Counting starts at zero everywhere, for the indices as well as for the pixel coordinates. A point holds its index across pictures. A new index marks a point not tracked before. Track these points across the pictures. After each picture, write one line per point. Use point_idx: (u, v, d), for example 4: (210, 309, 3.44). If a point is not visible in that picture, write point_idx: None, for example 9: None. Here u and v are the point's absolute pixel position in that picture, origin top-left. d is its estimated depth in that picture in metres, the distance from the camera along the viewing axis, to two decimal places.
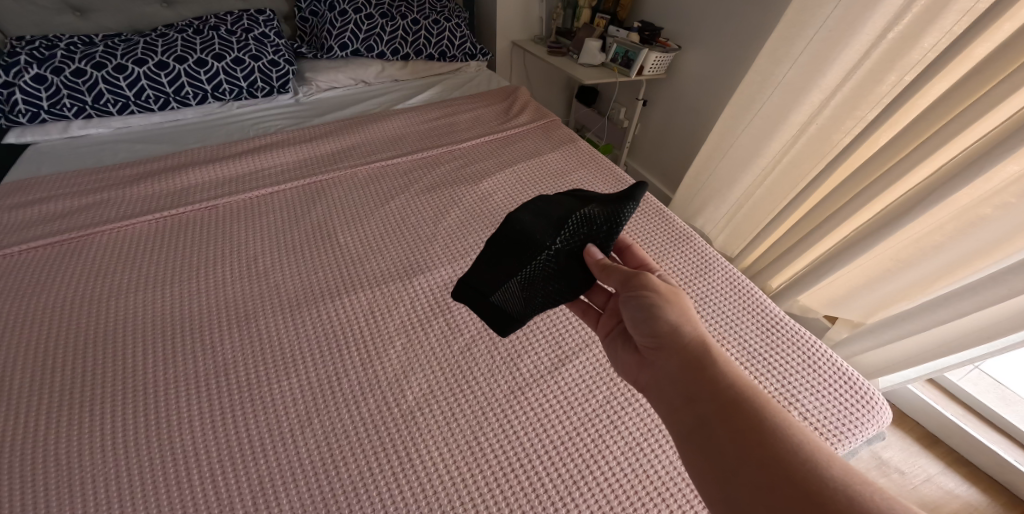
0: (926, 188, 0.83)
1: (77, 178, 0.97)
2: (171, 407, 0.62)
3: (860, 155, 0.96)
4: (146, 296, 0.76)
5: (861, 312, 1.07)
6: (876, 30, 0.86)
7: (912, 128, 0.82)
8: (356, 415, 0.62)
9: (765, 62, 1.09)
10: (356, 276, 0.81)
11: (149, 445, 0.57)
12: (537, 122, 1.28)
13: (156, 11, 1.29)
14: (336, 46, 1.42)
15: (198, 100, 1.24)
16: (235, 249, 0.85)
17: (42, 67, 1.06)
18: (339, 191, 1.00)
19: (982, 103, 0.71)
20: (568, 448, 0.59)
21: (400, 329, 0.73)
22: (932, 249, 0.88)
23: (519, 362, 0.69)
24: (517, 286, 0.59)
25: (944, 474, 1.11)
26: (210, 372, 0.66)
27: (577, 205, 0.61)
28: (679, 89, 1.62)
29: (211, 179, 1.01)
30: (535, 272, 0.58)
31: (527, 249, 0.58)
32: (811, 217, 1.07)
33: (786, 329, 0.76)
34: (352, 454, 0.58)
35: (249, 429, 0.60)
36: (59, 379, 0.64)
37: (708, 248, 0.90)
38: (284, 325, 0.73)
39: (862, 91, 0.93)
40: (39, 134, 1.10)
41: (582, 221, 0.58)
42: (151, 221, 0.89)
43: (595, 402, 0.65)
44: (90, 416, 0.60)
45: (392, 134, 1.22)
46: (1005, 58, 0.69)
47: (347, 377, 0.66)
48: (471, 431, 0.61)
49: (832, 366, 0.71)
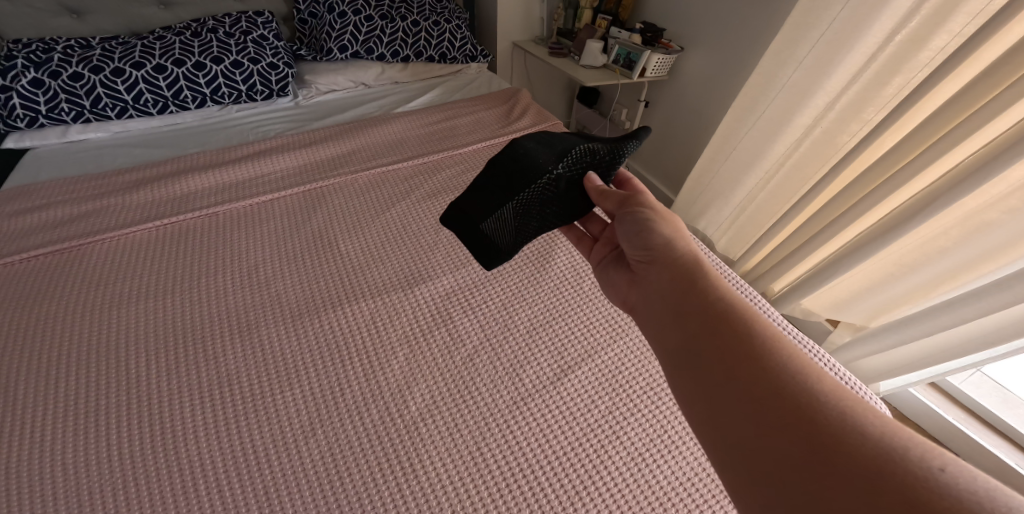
0: (932, 192, 0.82)
1: (77, 184, 0.97)
2: (173, 419, 0.61)
3: (865, 159, 0.95)
4: (147, 305, 0.76)
5: (863, 315, 1.07)
6: (883, 32, 0.86)
7: (919, 133, 0.82)
8: (359, 425, 0.62)
9: (769, 65, 1.08)
10: (357, 284, 0.81)
11: (152, 458, 0.57)
12: (539, 125, 1.28)
13: (154, 13, 1.29)
14: (335, 48, 1.41)
15: (197, 104, 1.23)
16: (236, 257, 0.85)
17: (39, 71, 1.05)
18: (340, 198, 0.99)
19: (998, 103, 0.70)
20: (571, 459, 0.59)
21: (402, 339, 0.73)
22: (937, 253, 0.88)
23: (521, 372, 0.69)
24: (513, 215, 0.62)
25: None
26: (212, 383, 0.66)
27: (581, 141, 0.65)
28: (681, 90, 1.61)
29: (211, 185, 1.00)
30: (534, 197, 0.60)
31: (529, 173, 0.59)
32: (815, 221, 1.06)
33: (789, 338, 0.75)
34: (355, 466, 0.58)
35: (252, 441, 0.60)
36: (63, 389, 0.64)
37: (711, 256, 0.90)
38: (286, 335, 0.72)
39: (868, 94, 0.92)
40: (37, 138, 1.09)
41: (585, 153, 0.61)
42: (152, 228, 0.89)
43: (597, 412, 0.64)
44: (93, 428, 0.60)
45: (393, 138, 1.21)
46: (1017, 59, 0.67)
47: (349, 387, 0.66)
48: (475, 442, 0.61)
49: (835, 375, 0.70)
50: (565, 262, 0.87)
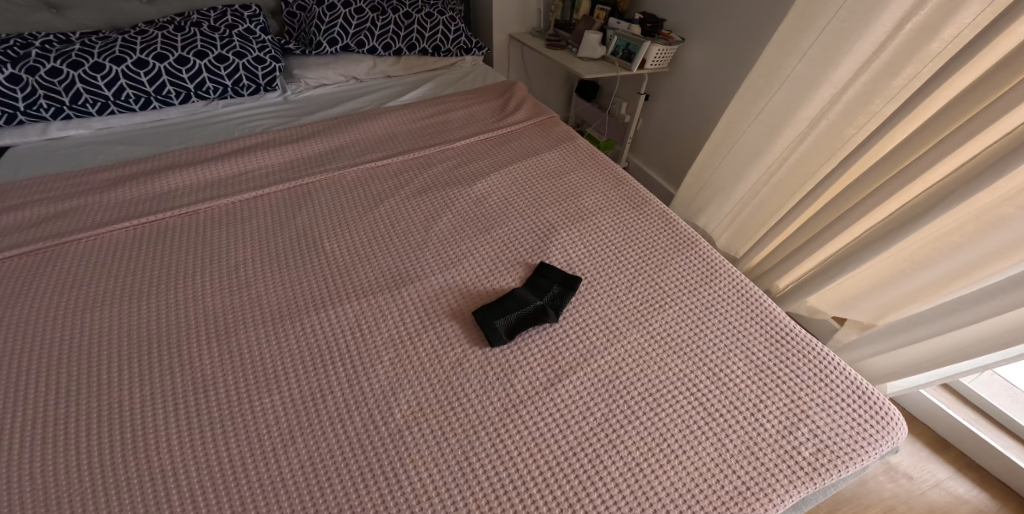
0: (947, 187, 0.78)
1: (54, 182, 0.94)
2: (144, 426, 0.58)
3: (875, 152, 0.91)
4: (121, 307, 0.72)
5: (871, 313, 1.03)
6: (892, 21, 0.81)
7: (932, 125, 0.78)
8: (340, 433, 0.58)
9: (773, 55, 1.04)
10: (342, 286, 0.77)
11: (119, 468, 0.54)
12: (534, 119, 1.24)
13: (135, 8, 1.26)
14: (325, 41, 1.37)
15: (181, 99, 1.20)
16: (217, 257, 0.82)
17: (16, 66, 1.01)
18: (327, 195, 0.96)
19: (997, 107, 0.67)
20: (563, 470, 0.55)
21: (388, 343, 0.69)
22: (950, 249, 0.83)
23: (512, 377, 0.65)
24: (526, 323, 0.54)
25: (954, 479, 1.08)
26: (186, 389, 0.62)
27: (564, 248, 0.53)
28: (682, 82, 1.57)
29: (193, 182, 0.97)
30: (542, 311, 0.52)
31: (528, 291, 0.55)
32: (822, 216, 1.02)
33: (796, 340, 0.71)
34: (334, 477, 0.54)
35: (226, 449, 0.56)
36: (31, 394, 0.60)
37: (714, 254, 0.86)
38: (266, 338, 0.69)
39: (877, 85, 0.88)
40: (16, 136, 1.06)
41: None
42: (131, 227, 0.85)
43: (593, 420, 0.61)
44: (58, 436, 0.56)
45: (384, 133, 1.17)
46: (1016, 66, 0.65)
47: (331, 393, 0.63)
48: (462, 451, 0.57)
49: (845, 378, 0.66)
50: (561, 262, 0.83)
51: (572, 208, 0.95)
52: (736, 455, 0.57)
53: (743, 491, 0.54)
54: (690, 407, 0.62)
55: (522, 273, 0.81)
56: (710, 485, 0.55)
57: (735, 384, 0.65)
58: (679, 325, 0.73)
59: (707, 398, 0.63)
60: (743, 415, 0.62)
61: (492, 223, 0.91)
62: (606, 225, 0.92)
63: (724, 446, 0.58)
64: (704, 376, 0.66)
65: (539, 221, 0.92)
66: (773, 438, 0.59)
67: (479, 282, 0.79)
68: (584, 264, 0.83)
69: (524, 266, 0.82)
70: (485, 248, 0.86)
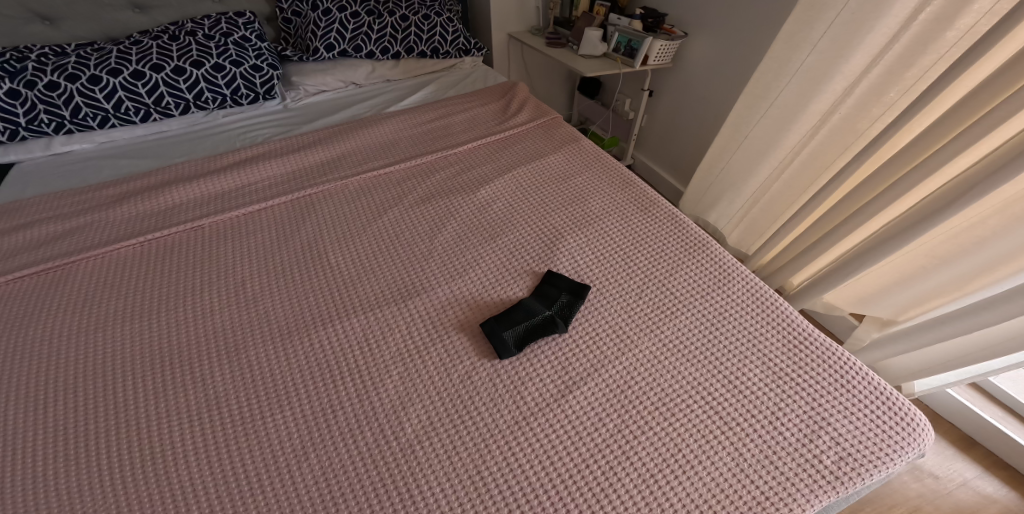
0: (963, 183, 0.76)
1: (59, 199, 0.93)
2: (163, 441, 0.58)
3: (891, 146, 0.88)
4: (129, 326, 0.72)
5: (892, 310, 1.00)
6: (905, 12, 0.79)
7: (947, 120, 0.75)
8: (355, 450, 0.58)
9: (782, 47, 1.02)
10: (348, 300, 0.77)
11: (138, 485, 0.54)
12: (537, 121, 1.22)
13: (129, 17, 1.25)
14: (323, 47, 1.36)
15: (181, 110, 1.20)
16: (224, 272, 0.81)
17: (15, 81, 1.00)
18: (331, 205, 0.95)
19: (1012, 104, 0.66)
20: (577, 484, 0.54)
21: (396, 357, 0.68)
22: (974, 244, 0.81)
23: (523, 390, 0.64)
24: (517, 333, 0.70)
25: (982, 478, 1.06)
26: (201, 406, 0.62)
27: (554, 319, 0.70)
28: (687, 76, 1.54)
29: (198, 195, 0.96)
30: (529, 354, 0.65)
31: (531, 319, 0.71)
32: (835, 211, 1.00)
33: (816, 346, 0.69)
34: (351, 491, 0.54)
35: (245, 464, 0.56)
36: (43, 415, 0.60)
37: (726, 256, 0.84)
38: (276, 355, 0.68)
39: (891, 77, 0.85)
40: (22, 152, 1.07)
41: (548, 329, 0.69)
42: (138, 244, 0.85)
43: (606, 431, 0.60)
44: (77, 455, 0.56)
45: (385, 139, 1.16)
46: (1017, 72, 0.65)
47: (342, 409, 0.62)
48: (475, 466, 0.56)
49: (867, 384, 0.65)
50: (568, 269, 0.82)
51: (578, 213, 0.94)
52: (755, 465, 0.56)
53: (762, 500, 0.53)
54: (707, 416, 0.61)
55: (529, 282, 0.80)
56: (726, 493, 0.54)
57: (751, 392, 0.64)
58: (692, 333, 0.71)
59: (724, 408, 0.62)
60: (761, 423, 0.60)
61: (498, 231, 0.90)
62: (613, 229, 0.90)
63: (741, 454, 0.57)
64: (719, 384, 0.65)
65: (545, 228, 0.90)
66: (794, 447, 0.58)
67: (485, 292, 0.78)
68: (592, 271, 0.82)
69: (531, 275, 0.81)
70: (491, 256, 0.85)
